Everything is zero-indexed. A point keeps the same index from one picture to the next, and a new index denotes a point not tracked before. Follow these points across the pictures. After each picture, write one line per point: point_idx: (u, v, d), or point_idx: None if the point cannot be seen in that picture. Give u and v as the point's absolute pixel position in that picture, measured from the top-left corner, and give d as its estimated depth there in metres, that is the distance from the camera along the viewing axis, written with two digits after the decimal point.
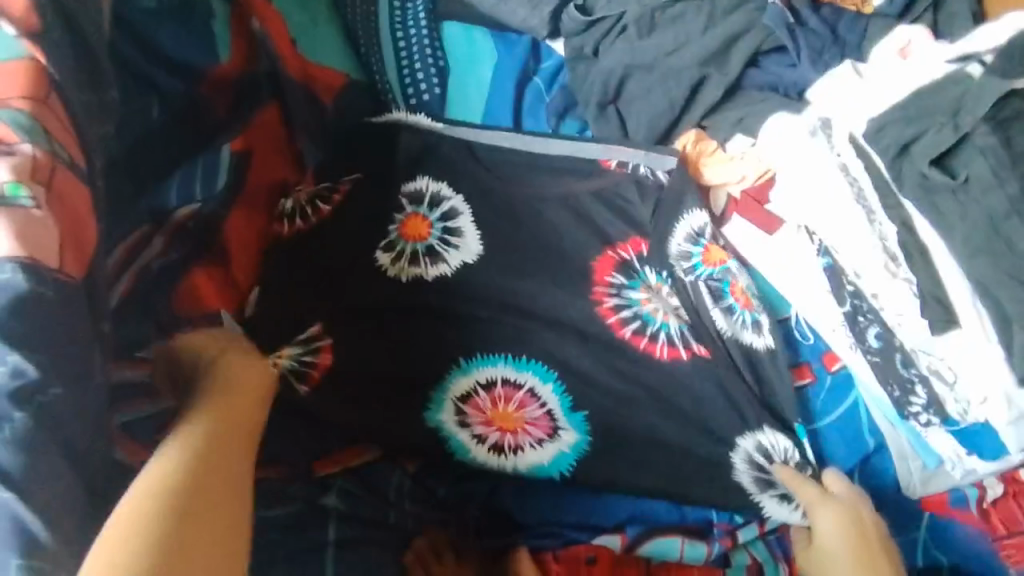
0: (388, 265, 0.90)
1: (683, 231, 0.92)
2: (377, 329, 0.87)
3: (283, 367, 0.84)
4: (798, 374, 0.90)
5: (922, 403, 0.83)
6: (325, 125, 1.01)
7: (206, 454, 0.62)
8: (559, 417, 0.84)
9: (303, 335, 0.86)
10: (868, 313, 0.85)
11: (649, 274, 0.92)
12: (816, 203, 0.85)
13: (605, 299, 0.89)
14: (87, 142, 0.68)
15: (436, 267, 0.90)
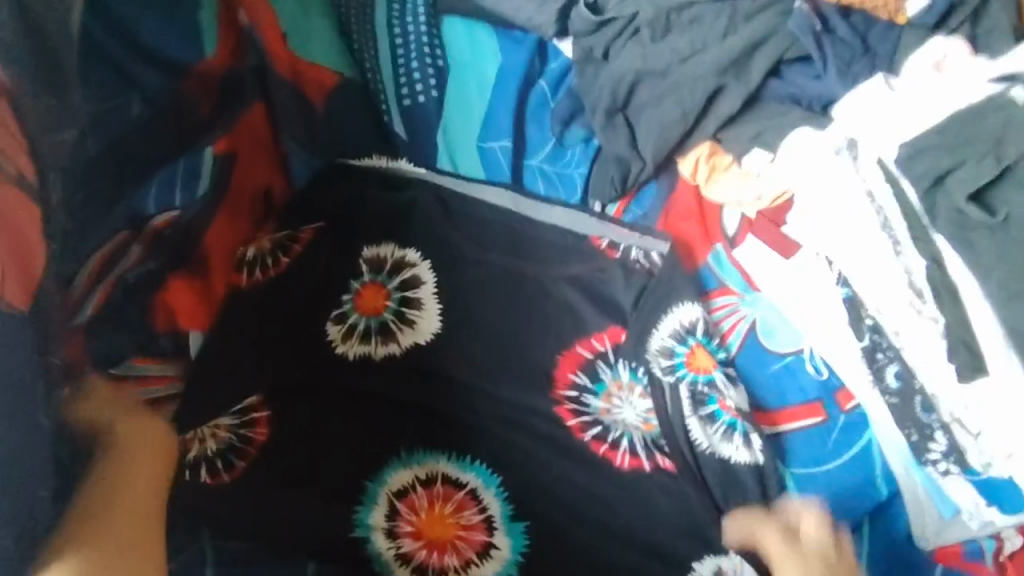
0: (338, 340, 0.83)
1: (670, 325, 0.86)
2: (336, 400, 0.81)
3: (218, 442, 0.78)
4: (810, 412, 0.84)
5: (942, 450, 0.77)
6: (314, 129, 0.94)
7: (117, 505, 0.62)
8: (496, 527, 0.77)
9: (236, 407, 0.80)
10: (887, 351, 0.79)
11: (623, 371, 0.86)
12: (838, 229, 0.79)
13: (564, 399, 0.84)
14: (39, 154, 0.62)
15: (386, 346, 0.83)
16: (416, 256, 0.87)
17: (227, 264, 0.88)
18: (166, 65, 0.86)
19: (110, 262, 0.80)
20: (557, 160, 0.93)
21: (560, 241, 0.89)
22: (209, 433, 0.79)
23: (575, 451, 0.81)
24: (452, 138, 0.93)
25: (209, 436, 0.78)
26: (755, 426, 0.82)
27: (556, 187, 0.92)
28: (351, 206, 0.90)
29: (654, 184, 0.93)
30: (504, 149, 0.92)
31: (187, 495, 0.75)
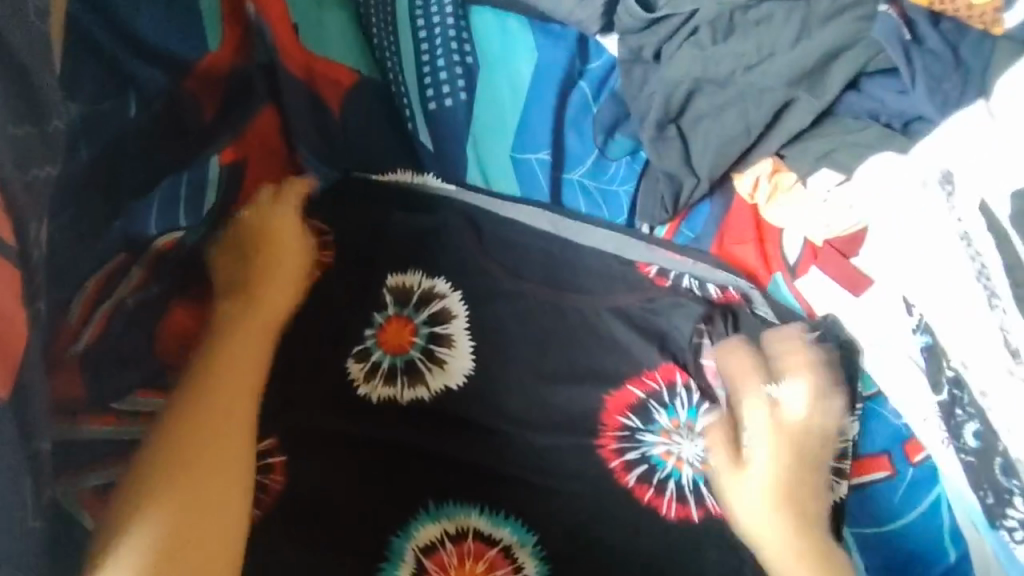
0: (360, 379, 0.75)
1: None
2: (356, 446, 0.73)
3: None
4: (876, 464, 0.78)
5: (1020, 518, 0.68)
6: (330, 135, 0.85)
7: (197, 439, 0.65)
8: None
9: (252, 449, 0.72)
10: (967, 407, 0.70)
11: (682, 408, 0.76)
12: (925, 272, 0.70)
13: (611, 440, 0.74)
14: (11, 196, 0.51)
15: (413, 389, 0.75)
16: (448, 287, 0.79)
17: None
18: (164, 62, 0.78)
19: (105, 288, 0.72)
20: (600, 174, 0.83)
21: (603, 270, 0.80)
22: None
23: (620, 505, 0.73)
24: (481, 147, 0.83)
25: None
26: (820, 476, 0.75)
27: (599, 205, 0.83)
28: (374, 225, 0.81)
29: (707, 202, 0.83)
30: (541, 161, 0.82)
31: None
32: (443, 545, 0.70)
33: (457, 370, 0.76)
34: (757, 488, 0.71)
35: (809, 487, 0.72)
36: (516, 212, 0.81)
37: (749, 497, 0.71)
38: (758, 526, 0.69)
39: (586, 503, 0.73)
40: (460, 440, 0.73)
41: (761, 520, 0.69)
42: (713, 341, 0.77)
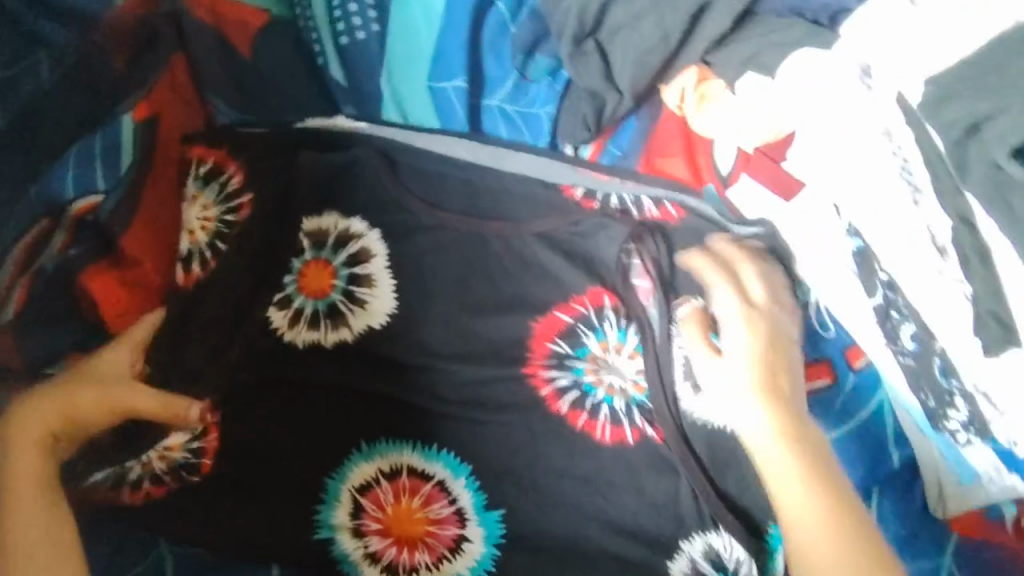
0: (284, 328, 0.75)
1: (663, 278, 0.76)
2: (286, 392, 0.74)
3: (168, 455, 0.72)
4: (816, 372, 0.76)
5: (962, 419, 0.68)
6: (242, 80, 0.82)
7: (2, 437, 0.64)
8: (467, 518, 0.70)
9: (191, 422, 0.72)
10: (903, 309, 0.68)
11: (614, 331, 0.75)
12: (851, 174, 0.67)
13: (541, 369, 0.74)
14: None
15: (337, 331, 0.75)
16: (364, 228, 0.78)
17: (163, 242, 0.78)
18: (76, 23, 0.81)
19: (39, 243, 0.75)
20: (520, 98, 0.80)
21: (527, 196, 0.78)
22: (157, 454, 0.72)
23: (555, 432, 0.73)
24: (396, 79, 0.80)
25: (157, 457, 0.71)
26: None
27: (520, 131, 0.80)
28: (282, 169, 0.78)
29: (635, 117, 0.81)
30: (458, 89, 0.79)
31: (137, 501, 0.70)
32: (379, 483, 0.71)
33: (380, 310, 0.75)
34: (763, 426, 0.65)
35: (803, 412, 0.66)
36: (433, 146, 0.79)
37: (758, 436, 0.65)
38: (767, 464, 0.64)
39: (519, 432, 0.73)
40: (386, 376, 0.74)
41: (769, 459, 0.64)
42: (642, 260, 0.76)
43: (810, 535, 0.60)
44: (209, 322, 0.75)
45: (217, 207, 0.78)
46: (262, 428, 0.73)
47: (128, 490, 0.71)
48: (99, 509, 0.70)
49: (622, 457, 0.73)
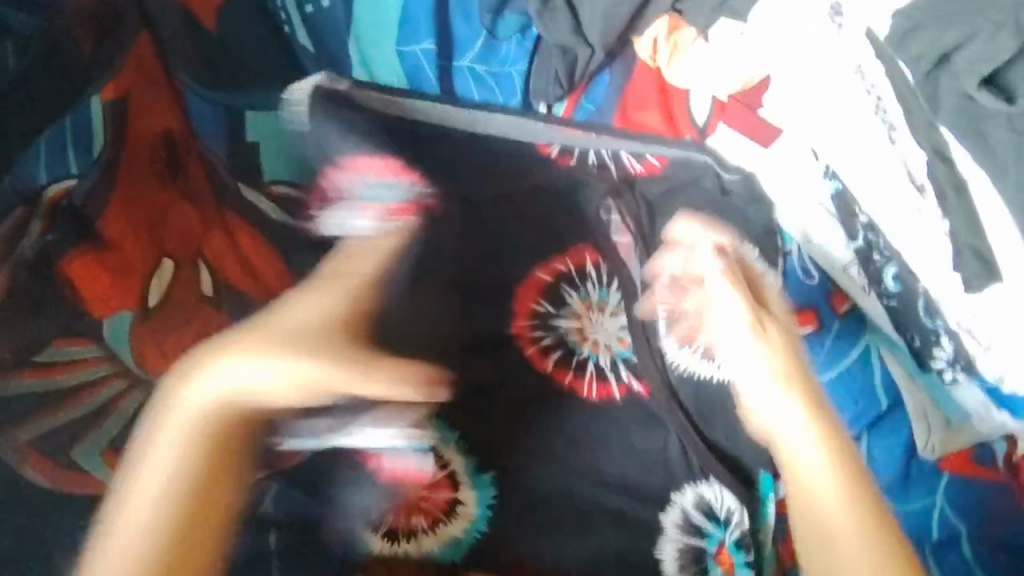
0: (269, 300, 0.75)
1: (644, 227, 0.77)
2: None
3: None
4: (802, 320, 0.75)
5: (948, 357, 0.68)
6: (208, 52, 0.80)
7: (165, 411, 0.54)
8: (462, 482, 0.70)
9: None
10: (884, 252, 0.68)
11: (594, 293, 0.76)
12: (826, 115, 0.67)
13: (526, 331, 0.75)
14: None
15: None
16: None
17: (142, 221, 0.76)
18: (33, 2, 0.76)
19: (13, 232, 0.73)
20: (491, 58, 0.79)
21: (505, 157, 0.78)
22: None
23: (543, 392, 0.73)
24: (365, 44, 0.79)
25: None
26: None
27: (492, 90, 0.79)
28: (258, 144, 0.80)
29: (608, 71, 0.79)
30: (427, 52, 0.79)
31: None
32: None
33: None
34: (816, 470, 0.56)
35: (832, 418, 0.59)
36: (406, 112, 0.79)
37: (778, 412, 0.59)
38: (786, 432, 0.58)
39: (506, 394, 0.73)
40: None
41: (805, 453, 0.57)
42: (622, 216, 0.77)
43: (833, 507, 0.55)
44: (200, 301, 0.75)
45: (285, 177, 0.79)
46: None
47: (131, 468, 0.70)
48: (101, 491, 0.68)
49: (611, 414, 0.73)
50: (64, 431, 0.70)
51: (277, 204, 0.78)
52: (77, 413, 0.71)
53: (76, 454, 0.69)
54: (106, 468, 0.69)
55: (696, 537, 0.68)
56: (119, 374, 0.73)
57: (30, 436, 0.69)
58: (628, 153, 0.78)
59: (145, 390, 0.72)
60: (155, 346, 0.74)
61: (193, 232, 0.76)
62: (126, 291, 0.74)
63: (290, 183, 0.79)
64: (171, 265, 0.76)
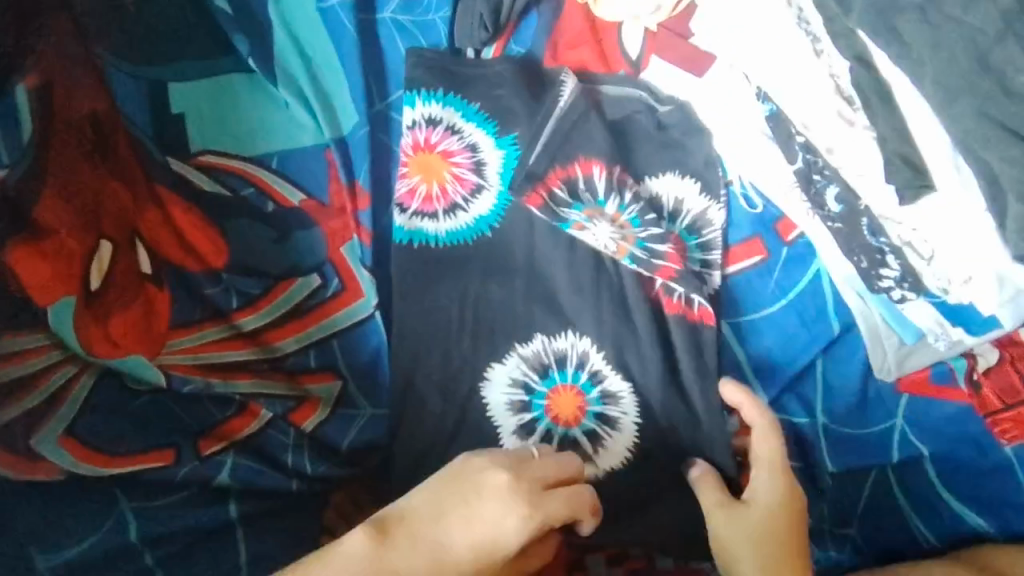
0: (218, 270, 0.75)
1: (583, 169, 0.73)
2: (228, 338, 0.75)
3: (143, 385, 0.74)
4: (749, 250, 0.74)
5: (896, 276, 0.66)
6: (127, 26, 0.78)
7: None
8: None
9: (174, 346, 0.74)
10: (824, 171, 0.65)
11: (578, 212, 0.72)
12: (752, 31, 0.63)
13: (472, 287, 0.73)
14: None
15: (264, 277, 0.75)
16: (274, 169, 0.76)
17: (79, 203, 0.73)
18: None
19: None
20: (412, 8, 0.78)
21: (438, 116, 0.74)
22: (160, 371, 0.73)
23: (491, 345, 0.73)
24: (283, 5, 0.77)
25: (160, 373, 0.73)
26: (688, 277, 0.71)
27: (417, 41, 0.77)
28: (182, 115, 0.77)
29: (535, 12, 0.78)
30: (344, 7, 0.76)
31: (104, 459, 0.70)
32: (325, 420, 0.75)
33: (307, 244, 0.76)
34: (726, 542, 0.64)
35: (763, 499, 0.65)
36: (331, 70, 0.77)
37: None
38: None
39: (455, 349, 0.73)
40: (312, 309, 0.75)
41: None
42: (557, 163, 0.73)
43: None
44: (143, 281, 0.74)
45: (212, 154, 0.77)
46: (206, 370, 0.74)
47: (91, 452, 0.70)
48: (61, 476, 0.69)
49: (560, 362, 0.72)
50: (19, 423, 0.69)
51: (206, 178, 0.76)
52: (30, 403, 0.70)
53: (33, 441, 0.69)
54: (66, 453, 0.69)
55: (599, 456, 0.71)
56: (70, 360, 0.72)
57: None
58: (568, 85, 0.74)
59: (96, 371, 0.73)
60: (100, 328, 0.72)
61: (130, 211, 0.75)
62: (66, 277, 0.71)
63: (217, 158, 0.77)
64: (112, 246, 0.74)
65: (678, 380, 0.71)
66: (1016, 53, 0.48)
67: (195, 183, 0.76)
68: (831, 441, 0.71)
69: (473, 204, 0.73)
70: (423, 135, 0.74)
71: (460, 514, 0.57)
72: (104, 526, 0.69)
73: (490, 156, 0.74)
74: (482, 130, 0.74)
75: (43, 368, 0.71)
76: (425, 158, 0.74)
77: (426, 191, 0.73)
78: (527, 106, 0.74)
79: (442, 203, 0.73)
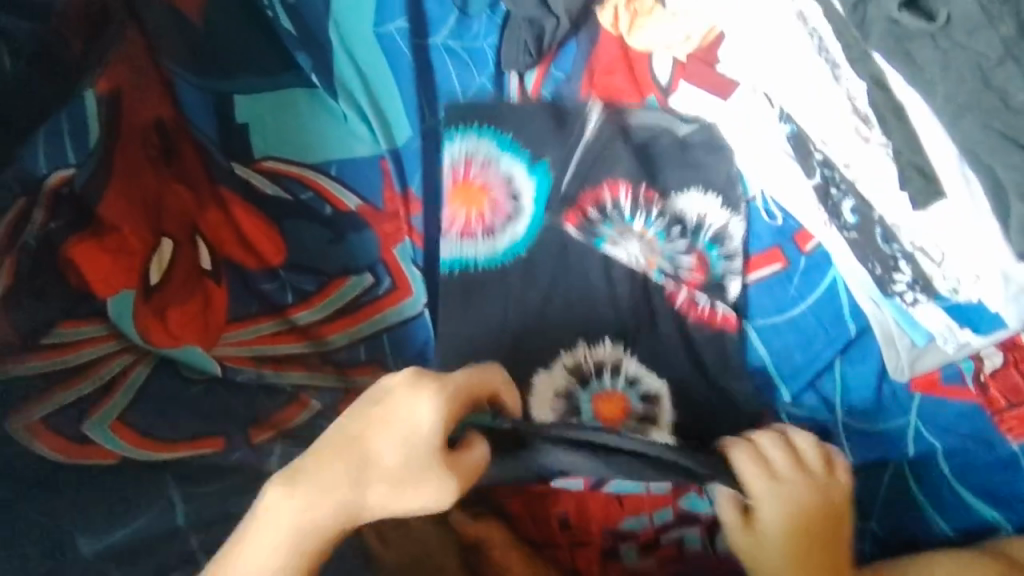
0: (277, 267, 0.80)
1: (619, 184, 0.80)
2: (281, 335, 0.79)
3: (196, 372, 0.77)
4: (770, 259, 0.80)
5: (908, 280, 0.72)
6: (194, 42, 0.84)
7: None
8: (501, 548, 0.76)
9: (231, 338, 0.78)
10: (840, 185, 0.72)
11: (610, 229, 0.80)
12: (772, 59, 0.71)
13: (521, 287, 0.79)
14: None
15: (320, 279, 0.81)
16: (332, 175, 0.82)
17: (142, 203, 0.78)
18: None
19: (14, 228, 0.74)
20: (463, 33, 0.85)
21: (475, 149, 0.81)
22: (217, 361, 0.77)
23: (533, 341, 0.78)
24: (344, 28, 0.84)
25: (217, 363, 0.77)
26: (715, 295, 0.79)
27: (466, 66, 0.84)
28: (246, 124, 0.83)
29: (574, 41, 0.84)
30: (401, 32, 0.84)
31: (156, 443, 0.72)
32: None
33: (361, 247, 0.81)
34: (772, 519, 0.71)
35: (794, 498, 0.71)
36: (387, 87, 0.83)
37: None
38: None
39: (500, 347, 0.77)
40: (361, 305, 0.81)
41: None
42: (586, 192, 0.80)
43: None
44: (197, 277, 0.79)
45: (273, 160, 0.82)
46: (262, 360, 0.78)
47: (145, 437, 0.72)
48: (114, 459, 0.71)
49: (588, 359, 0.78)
50: (76, 407, 0.71)
51: (268, 182, 0.81)
52: (85, 389, 0.72)
53: (85, 427, 0.71)
54: (120, 438, 0.72)
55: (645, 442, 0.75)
56: (126, 348, 0.75)
57: (41, 412, 0.70)
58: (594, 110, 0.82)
59: (152, 361, 0.76)
60: (156, 317, 0.77)
61: (189, 211, 0.80)
62: (126, 270, 0.76)
63: (279, 165, 0.82)
64: (172, 242, 0.79)
65: (703, 371, 0.78)
66: (1016, 75, 0.55)
67: (260, 189, 0.81)
68: (850, 436, 0.77)
69: (507, 229, 0.80)
70: (461, 168, 0.81)
71: (384, 429, 0.58)
72: (149, 510, 0.70)
73: (522, 177, 0.81)
74: (519, 162, 0.81)
75: (99, 356, 0.74)
76: (463, 187, 0.80)
77: (465, 219, 0.80)
78: (564, 130, 0.82)
79: (481, 228, 0.80)
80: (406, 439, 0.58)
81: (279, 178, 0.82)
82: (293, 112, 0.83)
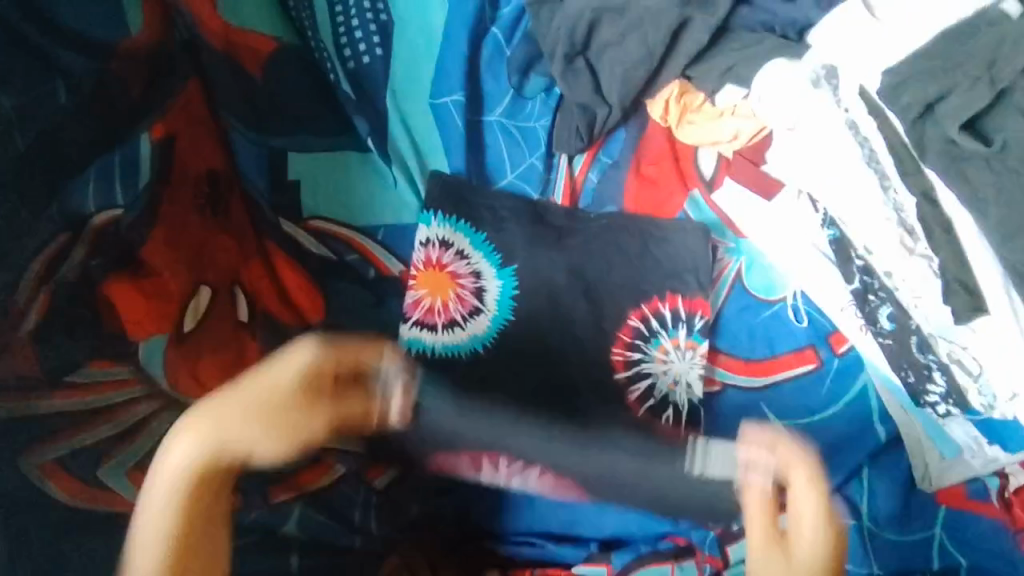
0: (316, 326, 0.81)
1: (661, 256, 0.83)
2: None
3: None
4: (802, 359, 0.81)
5: (941, 392, 0.73)
6: (253, 97, 0.85)
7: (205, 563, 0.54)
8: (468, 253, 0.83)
9: None
10: (879, 292, 0.74)
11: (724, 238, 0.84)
12: (820, 160, 0.73)
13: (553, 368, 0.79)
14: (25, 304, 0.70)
15: None
16: (379, 240, 0.85)
17: (188, 251, 0.80)
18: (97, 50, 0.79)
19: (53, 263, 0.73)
20: (516, 113, 0.87)
21: (448, 238, 0.83)
22: None
23: None
24: (400, 96, 0.86)
25: None
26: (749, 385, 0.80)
27: (519, 144, 0.87)
28: (298, 181, 0.85)
29: (622, 130, 0.87)
30: (457, 104, 0.86)
31: None
32: (395, 481, 0.77)
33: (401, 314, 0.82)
34: (811, 547, 0.59)
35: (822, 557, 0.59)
36: (436, 152, 0.86)
37: None
38: None
39: None
40: None
41: None
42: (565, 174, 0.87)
43: None
44: (211, 329, 0.78)
45: (321, 220, 0.84)
46: None
47: None
48: (128, 507, 0.69)
49: None
50: (95, 448, 0.70)
51: (317, 242, 0.84)
52: (104, 433, 0.71)
53: (101, 471, 0.70)
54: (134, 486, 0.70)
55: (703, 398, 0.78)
56: (153, 395, 0.74)
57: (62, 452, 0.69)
58: (617, 206, 0.85)
59: (177, 409, 0.74)
60: (179, 365, 0.76)
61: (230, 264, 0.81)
62: (159, 318, 0.76)
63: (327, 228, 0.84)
64: (209, 290, 0.80)
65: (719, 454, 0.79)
66: None
67: (310, 245, 0.84)
68: (875, 544, 0.76)
69: (470, 323, 0.80)
70: (434, 254, 0.82)
71: (271, 371, 0.55)
72: None
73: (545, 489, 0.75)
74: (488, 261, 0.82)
75: (125, 399, 0.73)
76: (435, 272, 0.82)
77: (430, 305, 0.80)
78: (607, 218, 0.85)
79: (443, 318, 0.80)
80: (263, 430, 0.54)
81: (328, 241, 0.84)
82: (345, 175, 0.86)
